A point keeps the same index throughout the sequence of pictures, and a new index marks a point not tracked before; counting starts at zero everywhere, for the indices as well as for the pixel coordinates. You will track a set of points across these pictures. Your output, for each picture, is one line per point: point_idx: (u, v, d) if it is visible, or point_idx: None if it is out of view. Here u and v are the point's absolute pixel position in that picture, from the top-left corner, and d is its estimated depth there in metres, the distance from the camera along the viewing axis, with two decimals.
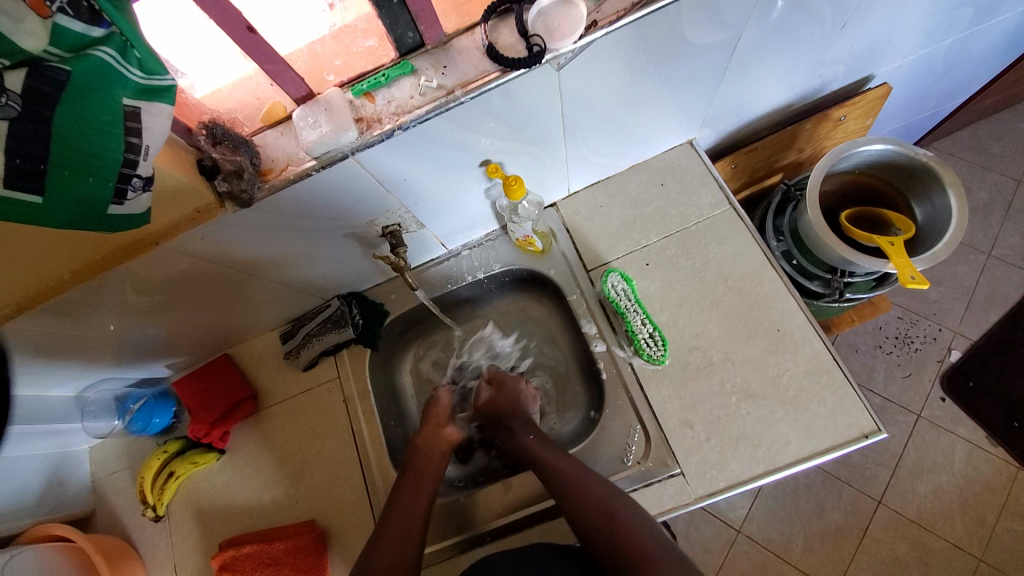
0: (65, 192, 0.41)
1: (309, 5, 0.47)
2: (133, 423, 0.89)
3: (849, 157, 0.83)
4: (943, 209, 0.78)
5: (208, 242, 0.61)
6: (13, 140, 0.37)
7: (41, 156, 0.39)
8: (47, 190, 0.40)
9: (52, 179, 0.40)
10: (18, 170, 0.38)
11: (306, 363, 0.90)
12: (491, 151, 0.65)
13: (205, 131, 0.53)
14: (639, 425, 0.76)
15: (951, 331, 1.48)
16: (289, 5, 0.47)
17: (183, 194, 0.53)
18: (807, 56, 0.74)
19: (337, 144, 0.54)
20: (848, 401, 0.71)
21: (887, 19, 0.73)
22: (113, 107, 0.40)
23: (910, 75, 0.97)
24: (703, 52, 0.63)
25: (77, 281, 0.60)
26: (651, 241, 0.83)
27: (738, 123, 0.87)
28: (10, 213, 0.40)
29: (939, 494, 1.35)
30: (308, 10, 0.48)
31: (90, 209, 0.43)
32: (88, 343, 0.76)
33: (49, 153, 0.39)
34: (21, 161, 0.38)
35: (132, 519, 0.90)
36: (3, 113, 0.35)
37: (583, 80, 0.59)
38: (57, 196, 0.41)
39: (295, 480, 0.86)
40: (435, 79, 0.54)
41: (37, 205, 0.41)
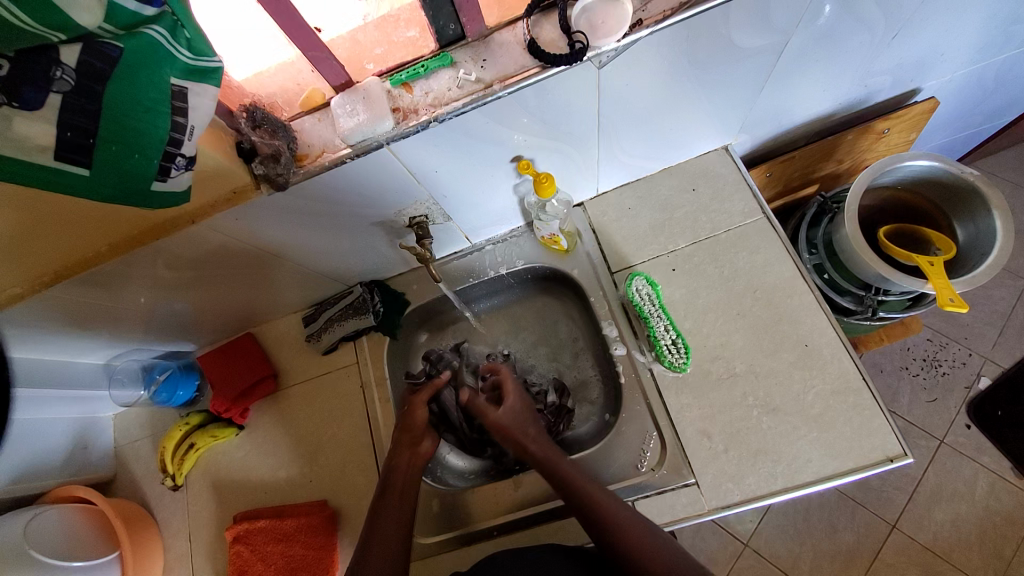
0: (110, 166, 0.42)
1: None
2: (158, 395, 0.92)
3: (892, 172, 0.80)
4: (986, 230, 0.74)
5: (241, 223, 0.62)
6: (66, 112, 0.38)
7: (90, 130, 0.39)
8: (94, 163, 0.42)
9: (99, 153, 0.41)
10: (68, 142, 0.39)
11: (327, 347, 0.91)
12: (523, 148, 0.65)
13: (245, 113, 0.53)
14: (655, 432, 0.75)
15: (982, 357, 1.43)
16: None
17: (223, 175, 0.55)
18: (855, 65, 0.72)
19: (373, 134, 0.54)
20: (874, 422, 0.69)
21: (943, 30, 0.70)
22: (161, 86, 0.40)
23: (962, 88, 0.93)
24: (747, 57, 0.62)
25: (113, 254, 0.61)
26: (679, 246, 0.81)
27: (777, 130, 0.84)
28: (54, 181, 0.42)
29: (957, 524, 1.31)
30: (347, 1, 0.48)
31: (131, 183, 0.45)
32: (118, 315, 0.78)
33: (98, 129, 0.40)
34: (70, 134, 0.39)
35: (151, 487, 0.93)
36: (58, 86, 0.36)
37: (622, 79, 0.57)
38: (104, 170, 0.42)
39: (309, 460, 0.88)
40: (474, 71, 0.54)
41: (83, 177, 0.42)
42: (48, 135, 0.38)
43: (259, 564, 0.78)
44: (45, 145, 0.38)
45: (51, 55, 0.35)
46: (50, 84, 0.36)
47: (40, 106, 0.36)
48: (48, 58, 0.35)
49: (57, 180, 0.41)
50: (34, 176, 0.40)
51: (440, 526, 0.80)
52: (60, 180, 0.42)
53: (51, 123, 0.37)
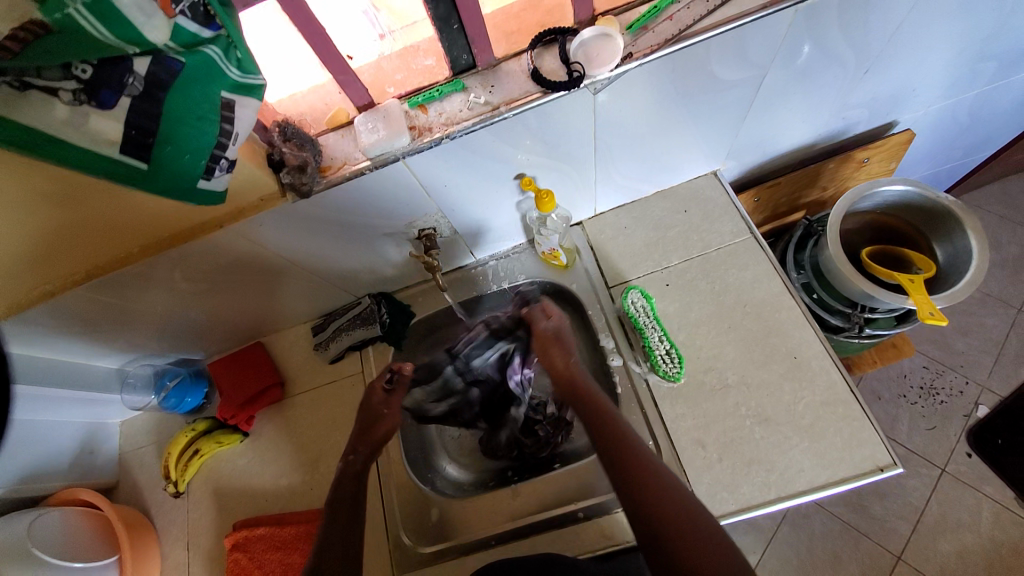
0: (164, 164, 0.46)
1: (366, 36, 0.57)
2: (167, 400, 0.94)
3: (871, 196, 0.85)
4: (964, 250, 0.79)
5: (265, 230, 0.67)
6: (132, 114, 0.41)
7: (150, 131, 0.43)
8: (151, 159, 0.45)
9: (156, 152, 0.45)
10: (132, 140, 0.43)
11: (332, 356, 0.95)
12: (525, 166, 0.71)
13: (277, 128, 0.59)
14: (651, 441, 0.76)
15: (979, 385, 1.45)
16: (354, 33, 0.56)
17: (253, 184, 0.60)
18: (830, 98, 0.79)
19: (391, 148, 0.60)
20: (864, 432, 0.71)
21: (908, 68, 0.77)
22: (212, 98, 0.44)
23: (936, 123, 1.00)
24: (730, 87, 0.68)
25: (144, 255, 0.66)
26: (672, 263, 0.86)
27: (764, 158, 0.91)
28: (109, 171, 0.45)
29: (964, 556, 1.29)
30: (368, 41, 0.57)
31: (179, 181, 0.48)
32: (138, 318, 0.82)
33: (158, 129, 0.43)
34: (135, 133, 0.43)
35: (152, 495, 0.94)
36: (128, 91, 0.40)
37: (616, 105, 0.64)
38: (158, 167, 0.46)
39: (310, 468, 0.89)
40: (483, 95, 0.60)
41: (140, 170, 0.46)
42: (116, 133, 0.42)
43: (257, 572, 0.79)
44: (113, 139, 0.42)
45: (125, 65, 0.39)
46: (121, 89, 0.40)
47: (112, 106, 0.40)
48: (123, 68, 0.39)
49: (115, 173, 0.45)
50: (97, 168, 0.44)
51: (441, 534, 0.80)
52: (117, 171, 0.45)
53: (118, 121, 0.41)
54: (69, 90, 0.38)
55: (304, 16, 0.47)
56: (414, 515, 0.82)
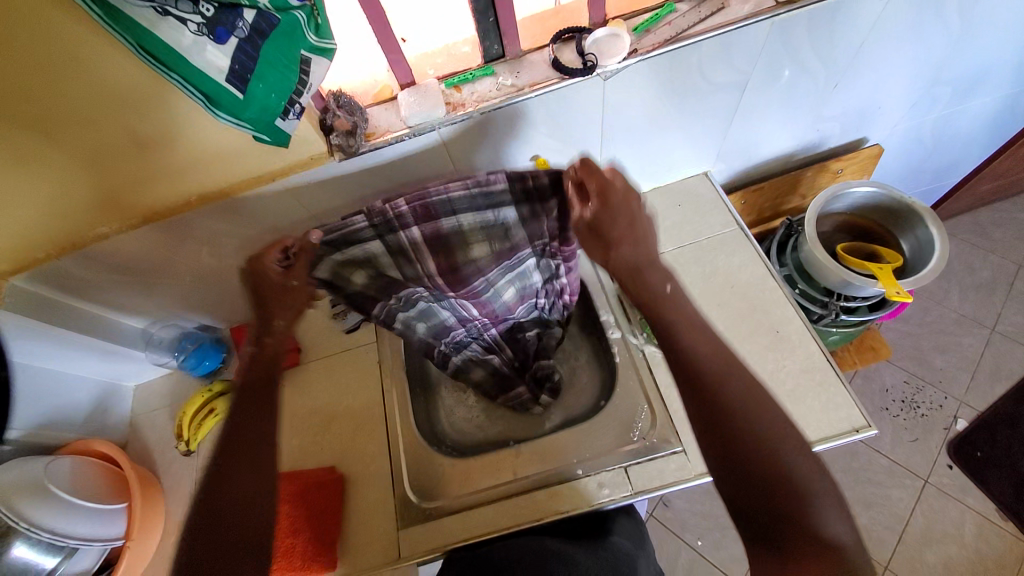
0: (256, 100, 0.53)
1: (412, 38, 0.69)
2: (188, 360, 0.99)
3: (842, 197, 0.95)
4: (926, 241, 0.89)
5: (309, 188, 0.76)
6: (238, 53, 0.49)
7: (247, 69, 0.50)
8: (247, 91, 0.52)
9: (251, 87, 0.52)
10: (235, 73, 0.50)
11: (350, 326, 1.00)
12: (541, 148, 0.80)
13: (332, 98, 0.68)
14: (646, 405, 0.83)
15: (957, 400, 1.52)
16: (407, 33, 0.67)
17: (306, 143, 0.68)
18: (807, 108, 0.90)
19: (429, 118, 0.69)
20: (840, 398, 0.77)
21: (873, 86, 0.90)
22: (292, 53, 0.52)
23: (902, 143, 1.12)
24: (720, 89, 0.79)
25: (202, 203, 0.74)
26: (667, 249, 0.95)
27: (749, 163, 1.02)
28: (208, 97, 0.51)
29: (949, 567, 1.32)
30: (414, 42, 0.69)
31: (266, 116, 0.55)
32: (171, 276, 0.88)
33: (255, 69, 0.51)
34: (236, 68, 0.50)
35: (163, 453, 0.98)
36: (236, 34, 0.48)
37: (622, 95, 0.74)
38: (249, 99, 0.53)
39: (321, 429, 0.93)
40: (510, 79, 0.70)
41: (236, 100, 0.52)
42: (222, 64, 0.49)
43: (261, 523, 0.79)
44: (222, 67, 0.49)
45: (237, 12, 0.47)
46: (233, 30, 0.47)
47: (223, 43, 0.48)
48: (235, 14, 0.47)
49: (216, 99, 0.52)
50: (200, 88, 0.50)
51: (449, 490, 0.85)
52: (215, 98, 0.52)
53: (227, 57, 0.49)
54: (194, 22, 0.46)
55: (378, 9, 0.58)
56: (424, 473, 0.86)
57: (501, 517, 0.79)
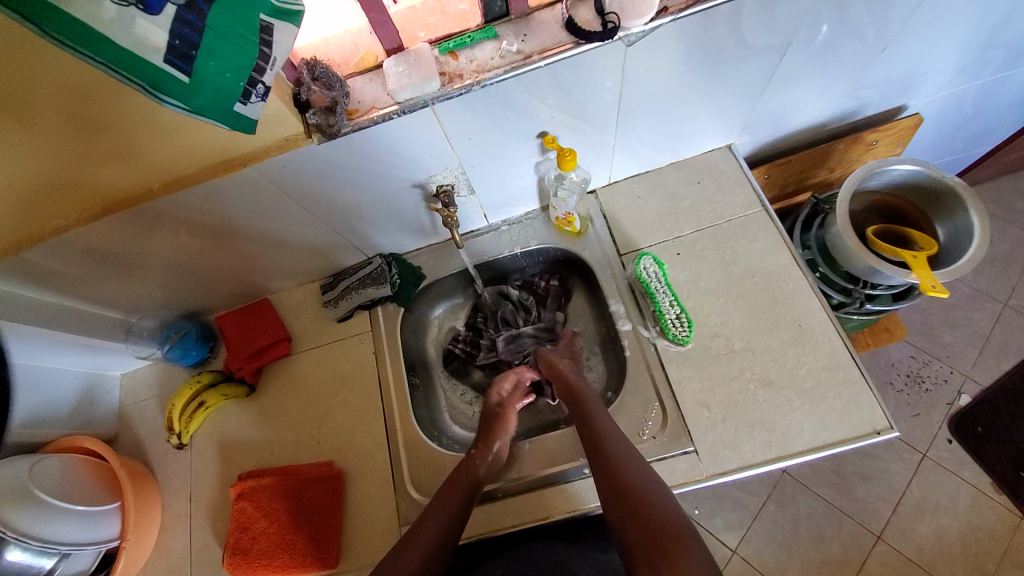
0: (205, 82, 0.43)
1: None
2: (173, 351, 0.93)
3: (879, 175, 0.87)
4: (965, 228, 0.81)
5: (287, 172, 0.67)
6: (178, 22, 0.39)
7: (193, 41, 0.40)
8: (193, 72, 0.42)
9: (197, 67, 0.42)
10: (175, 50, 0.40)
11: (343, 314, 0.94)
12: (550, 124, 0.71)
13: (307, 66, 0.59)
14: (657, 402, 0.79)
15: (962, 375, 1.49)
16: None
17: (278, 120, 0.59)
18: (849, 74, 0.80)
19: (421, 92, 0.60)
20: (864, 398, 0.73)
21: (926, 48, 0.79)
22: (250, 19, 0.42)
23: (942, 111, 1.02)
24: (756, 54, 0.69)
25: (164, 191, 0.66)
26: (684, 233, 0.87)
27: (777, 134, 0.92)
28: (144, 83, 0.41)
29: (941, 538, 1.34)
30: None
31: (221, 101, 0.45)
32: (144, 266, 0.81)
33: (202, 42, 0.41)
34: (178, 42, 0.40)
35: (154, 446, 0.94)
36: None
37: (645, 64, 0.64)
38: (199, 83, 0.43)
39: (318, 424, 0.88)
40: (515, 44, 0.60)
41: (179, 85, 0.42)
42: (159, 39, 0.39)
43: (263, 522, 0.77)
44: (157, 45, 0.39)
45: None
46: None
47: (157, 11, 0.38)
48: None
49: (156, 87, 0.42)
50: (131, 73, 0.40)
51: None
52: (154, 83, 0.41)
53: (164, 28, 0.39)
54: None
55: None
56: (425, 470, 0.83)
57: (506, 517, 0.76)
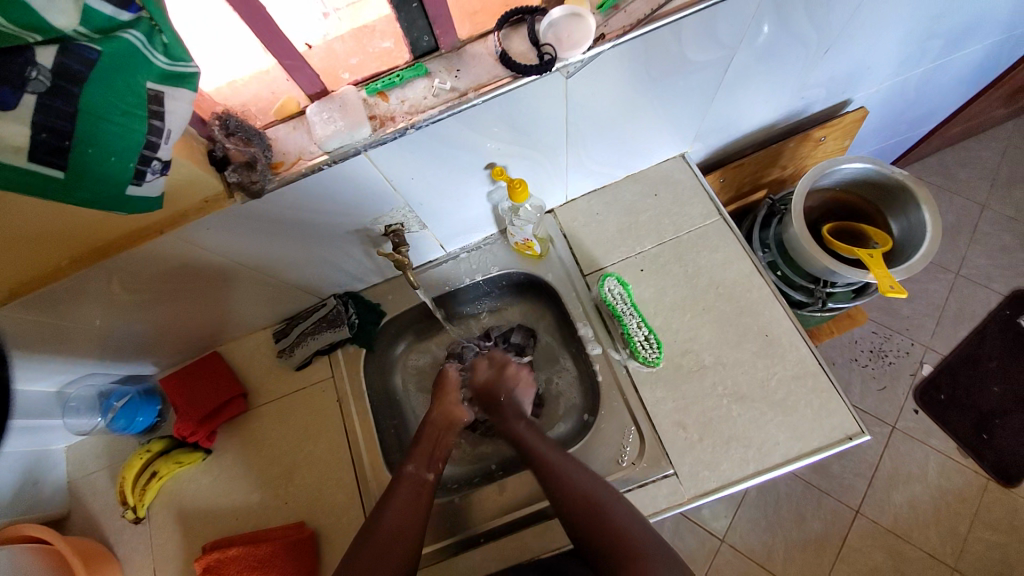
0: (86, 169, 0.43)
1: (309, 16, 0.51)
2: (116, 421, 0.86)
3: (832, 174, 0.88)
4: (918, 224, 0.83)
5: (212, 233, 0.62)
6: (41, 114, 0.38)
7: (65, 133, 0.40)
8: (71, 166, 0.42)
9: (75, 157, 0.42)
10: (44, 145, 0.40)
11: (300, 362, 0.89)
12: (496, 155, 0.68)
13: (218, 121, 0.53)
14: (633, 426, 0.77)
15: (924, 345, 1.46)
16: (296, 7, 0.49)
17: (193, 183, 0.55)
18: (794, 77, 0.79)
19: (351, 140, 0.56)
20: (832, 404, 0.73)
21: (866, 46, 0.79)
22: (138, 90, 0.42)
23: (885, 100, 1.03)
24: (701, 69, 0.67)
25: (73, 268, 0.60)
26: (646, 248, 0.86)
27: (728, 138, 0.91)
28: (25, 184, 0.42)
29: (914, 505, 1.32)
30: (310, 22, 0.51)
31: (104, 188, 0.45)
32: (75, 337, 0.74)
33: (75, 130, 0.40)
34: (46, 135, 0.39)
35: (110, 522, 0.84)
36: (34, 87, 0.37)
37: (588, 90, 0.62)
38: (78, 173, 0.43)
39: (282, 482, 0.84)
40: (448, 81, 0.57)
41: (57, 180, 0.43)
42: (24, 138, 0.38)
43: None
44: (20, 146, 0.39)
45: (27, 56, 0.36)
46: (25, 85, 0.37)
47: (15, 106, 0.37)
48: (25, 60, 0.36)
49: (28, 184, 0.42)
50: (13, 180, 0.41)
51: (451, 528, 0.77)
52: (38, 183, 0.42)
53: (27, 124, 0.38)
54: None
55: (248, 6, 0.43)
56: None
57: (490, 560, 0.74)
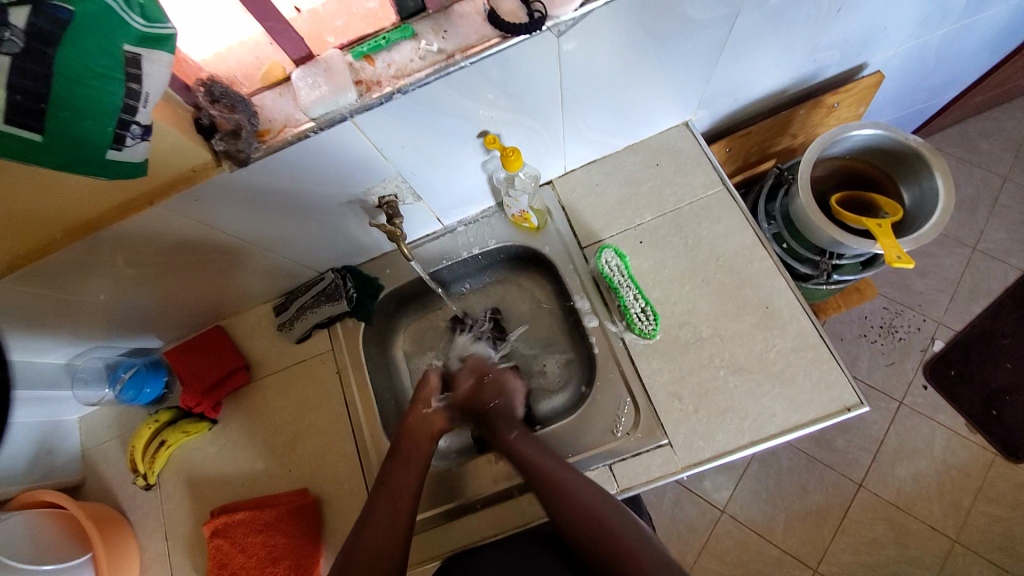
0: (64, 133, 0.44)
1: None
2: (123, 393, 0.87)
3: (842, 141, 0.85)
4: (931, 192, 0.80)
5: (202, 204, 0.62)
6: (14, 75, 0.39)
7: (41, 94, 0.41)
8: (47, 129, 0.43)
9: (51, 120, 0.42)
10: (18, 107, 0.41)
11: (299, 335, 0.90)
12: (489, 122, 0.67)
13: (203, 88, 0.53)
14: (629, 398, 0.77)
15: (935, 322, 1.43)
16: None
17: (181, 151, 0.55)
18: (803, 38, 0.75)
19: (336, 106, 0.55)
20: (832, 375, 0.72)
21: (882, 5, 0.74)
22: (113, 52, 0.42)
23: (902, 64, 0.98)
24: (702, 30, 0.65)
25: (67, 241, 0.60)
26: (646, 220, 0.84)
27: (735, 105, 0.88)
28: (10, 148, 0.43)
29: (918, 480, 1.31)
30: None
31: (81, 152, 0.46)
32: (78, 311, 0.75)
33: (48, 93, 0.41)
34: (21, 98, 0.40)
35: (122, 487, 0.87)
36: (5, 47, 0.37)
37: (581, 52, 0.60)
38: (55, 137, 0.44)
39: (286, 451, 0.86)
40: (435, 42, 0.55)
41: (36, 143, 0.44)
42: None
43: (240, 557, 0.74)
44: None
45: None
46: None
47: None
48: None
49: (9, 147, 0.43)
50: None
51: (451, 496, 0.79)
52: (13, 147, 0.43)
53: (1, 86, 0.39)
54: None
55: None
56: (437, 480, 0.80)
57: (486, 526, 0.75)
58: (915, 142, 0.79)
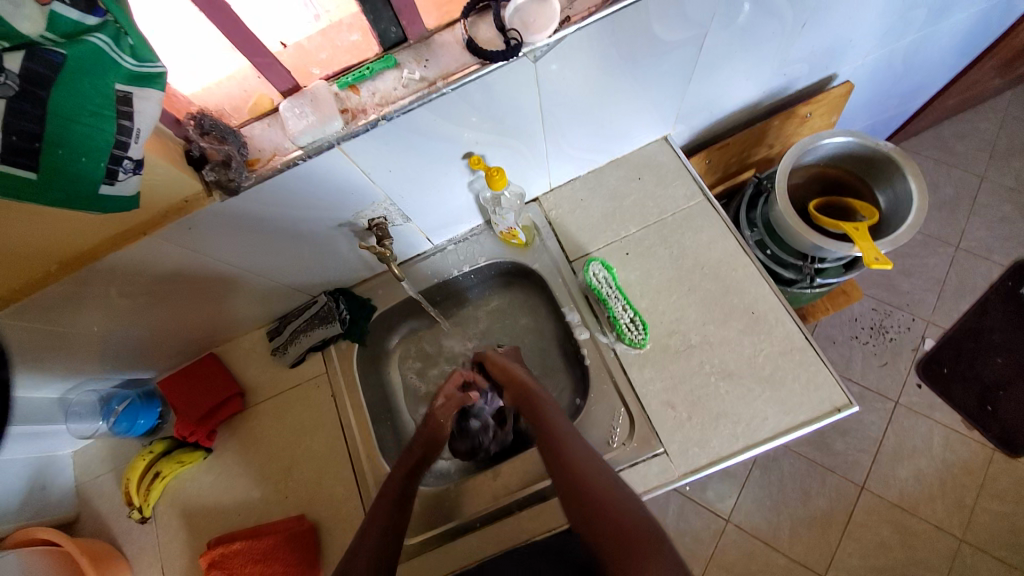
0: (57, 169, 0.45)
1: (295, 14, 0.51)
2: (117, 425, 0.87)
3: (815, 149, 0.88)
4: (903, 194, 0.83)
5: (196, 233, 0.63)
6: (10, 117, 0.41)
7: (35, 134, 0.42)
8: (41, 166, 0.44)
9: (45, 157, 0.44)
10: (13, 147, 0.42)
11: (294, 359, 0.91)
12: (474, 144, 0.69)
13: (193, 121, 0.55)
14: (623, 409, 0.78)
15: (925, 321, 1.45)
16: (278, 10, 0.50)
17: (176, 183, 0.57)
18: (773, 52, 0.78)
19: (323, 134, 0.57)
20: (820, 376, 0.73)
21: (845, 20, 0.78)
22: (105, 92, 0.44)
23: (871, 73, 1.02)
24: (674, 49, 0.68)
25: (64, 272, 0.61)
26: (631, 231, 0.86)
27: (711, 118, 0.91)
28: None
29: (920, 479, 1.31)
30: (295, 19, 0.52)
31: (74, 187, 0.47)
32: (74, 343, 0.76)
33: (43, 132, 0.43)
34: (16, 138, 0.42)
35: (117, 522, 0.86)
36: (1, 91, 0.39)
37: (558, 72, 0.62)
38: (50, 173, 0.45)
39: (281, 478, 0.85)
40: (417, 71, 0.58)
41: (29, 180, 0.45)
42: None
43: None
44: None
45: None
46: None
47: None
48: None
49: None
50: None
51: (452, 513, 0.78)
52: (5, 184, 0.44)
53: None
54: None
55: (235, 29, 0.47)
56: (437, 497, 0.79)
57: (485, 545, 0.75)
58: (889, 146, 0.82)
